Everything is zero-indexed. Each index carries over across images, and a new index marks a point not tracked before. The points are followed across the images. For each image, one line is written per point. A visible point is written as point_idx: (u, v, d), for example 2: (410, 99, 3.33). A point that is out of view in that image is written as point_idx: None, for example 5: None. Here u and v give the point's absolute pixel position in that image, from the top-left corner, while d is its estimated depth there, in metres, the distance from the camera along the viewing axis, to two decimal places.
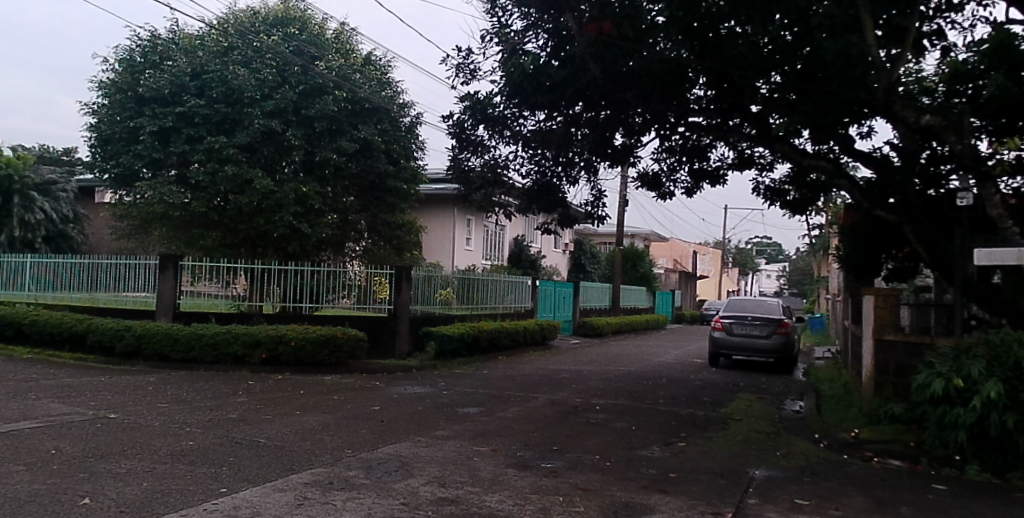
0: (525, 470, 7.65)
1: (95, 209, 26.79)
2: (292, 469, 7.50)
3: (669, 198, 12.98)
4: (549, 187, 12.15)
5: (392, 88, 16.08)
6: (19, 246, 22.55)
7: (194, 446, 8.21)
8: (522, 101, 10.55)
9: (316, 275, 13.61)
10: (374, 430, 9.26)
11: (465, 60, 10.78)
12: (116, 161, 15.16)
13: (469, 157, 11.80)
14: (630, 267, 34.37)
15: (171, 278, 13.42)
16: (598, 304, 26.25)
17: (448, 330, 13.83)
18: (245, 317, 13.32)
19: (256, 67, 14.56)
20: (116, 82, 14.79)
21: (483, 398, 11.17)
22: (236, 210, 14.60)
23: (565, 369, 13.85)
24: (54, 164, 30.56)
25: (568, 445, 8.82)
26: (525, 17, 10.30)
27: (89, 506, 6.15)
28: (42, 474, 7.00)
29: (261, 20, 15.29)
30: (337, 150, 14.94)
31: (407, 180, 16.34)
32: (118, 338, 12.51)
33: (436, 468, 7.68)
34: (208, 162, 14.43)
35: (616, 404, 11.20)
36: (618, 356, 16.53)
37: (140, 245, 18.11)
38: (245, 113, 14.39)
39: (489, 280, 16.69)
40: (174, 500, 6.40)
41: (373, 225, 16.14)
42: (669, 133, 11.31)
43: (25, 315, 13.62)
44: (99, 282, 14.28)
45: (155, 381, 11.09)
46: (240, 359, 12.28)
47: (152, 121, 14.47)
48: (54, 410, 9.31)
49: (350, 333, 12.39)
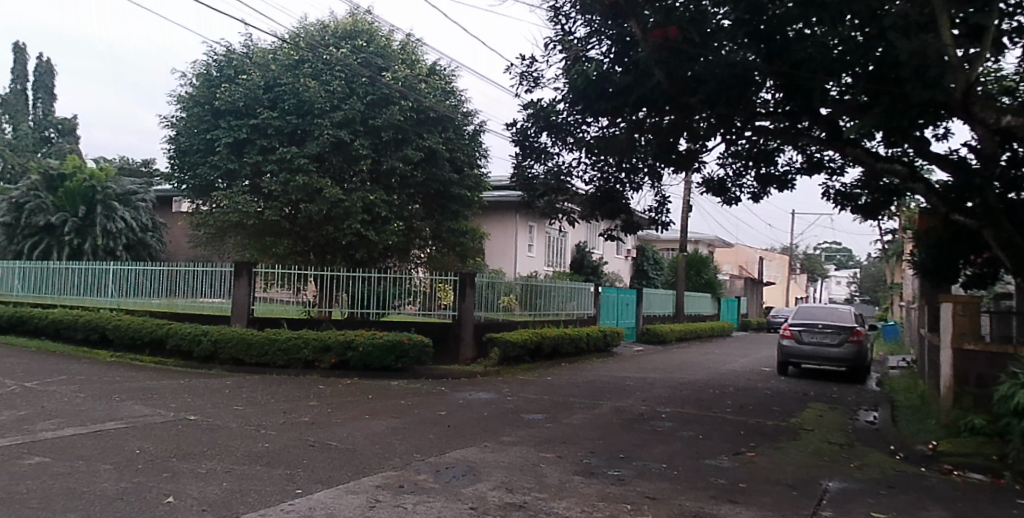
0: (592, 477, 7.64)
1: (173, 217, 27.82)
2: (363, 472, 7.65)
3: (735, 204, 12.81)
4: (612, 193, 12.05)
5: (457, 96, 16.29)
6: (102, 254, 23.51)
7: (268, 448, 8.44)
8: (584, 108, 10.58)
9: (381, 281, 13.85)
10: (442, 435, 9.37)
11: (529, 68, 10.81)
12: (194, 172, 15.73)
13: (532, 165, 11.82)
14: (694, 273, 34.01)
15: (245, 284, 13.79)
16: (662, 311, 26.02)
17: (512, 337, 13.93)
18: (315, 322, 13.64)
19: (326, 79, 14.93)
20: (194, 96, 15.38)
21: (547, 405, 11.17)
22: (307, 218, 14.96)
23: (630, 377, 13.74)
24: (137, 175, 31.85)
25: (635, 453, 8.76)
26: (588, 24, 10.30)
27: (173, 505, 6.39)
28: (130, 473, 7.30)
29: (331, 33, 15.68)
30: (403, 159, 15.16)
31: (471, 188, 16.47)
32: (195, 342, 12.96)
33: (503, 473, 7.75)
34: (280, 172, 14.82)
35: (683, 413, 11.08)
36: (684, 364, 16.34)
37: (215, 252, 18.72)
38: (316, 124, 14.75)
39: (552, 287, 16.70)
40: (253, 500, 6.60)
41: (439, 233, 16.26)
42: (735, 139, 11.18)
43: (108, 319, 14.19)
44: (178, 288, 14.76)
45: (231, 385, 11.45)
46: (311, 363, 12.60)
47: (228, 133, 14.98)
48: (137, 411, 9.70)
49: (416, 339, 12.59)
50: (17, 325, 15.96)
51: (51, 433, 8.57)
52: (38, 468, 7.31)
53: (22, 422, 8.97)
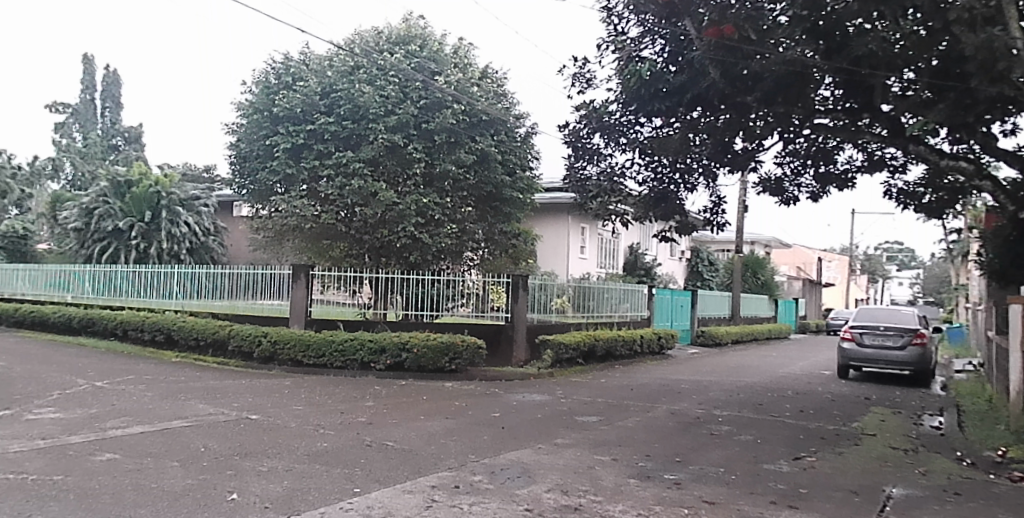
0: (647, 481, 7.58)
1: (233, 221, 28.55)
2: (419, 472, 7.73)
3: (793, 204, 12.58)
4: (666, 194, 11.91)
5: (508, 100, 16.42)
6: (167, 258, 24.20)
7: (327, 447, 8.59)
8: (638, 108, 10.51)
9: (435, 284, 13.97)
10: (496, 437, 9.41)
11: (581, 68, 10.77)
12: (254, 178, 16.14)
13: (585, 166, 11.76)
14: (750, 275, 33.60)
15: (303, 287, 14.06)
16: (717, 313, 25.66)
17: (563, 339, 13.98)
18: (370, 324, 13.84)
19: (381, 84, 15.16)
20: (254, 103, 15.77)
21: (602, 408, 11.12)
22: (362, 222, 15.15)
23: (685, 380, 13.58)
24: (199, 181, 32.76)
25: (691, 457, 8.66)
26: (641, 24, 10.16)
27: (237, 502, 6.55)
28: (195, 470, 7.51)
29: (385, 39, 15.93)
30: (456, 162, 15.27)
31: (523, 190, 16.56)
32: (255, 344, 13.26)
33: (559, 475, 7.74)
34: (336, 176, 15.04)
35: (739, 416, 10.92)
36: (741, 367, 16.09)
37: (275, 256, 19.13)
38: (371, 128, 14.97)
39: (605, 289, 16.63)
40: (313, 498, 6.72)
41: (491, 235, 16.33)
42: (792, 137, 10.99)
43: (173, 321, 14.63)
44: (239, 290, 15.12)
45: (290, 385, 11.70)
46: (367, 365, 12.78)
47: (287, 139, 15.32)
48: (201, 410, 9.98)
49: (470, 341, 12.67)
50: (88, 327, 16.57)
51: (121, 430, 8.89)
52: (110, 464, 7.59)
53: (94, 419, 9.32)
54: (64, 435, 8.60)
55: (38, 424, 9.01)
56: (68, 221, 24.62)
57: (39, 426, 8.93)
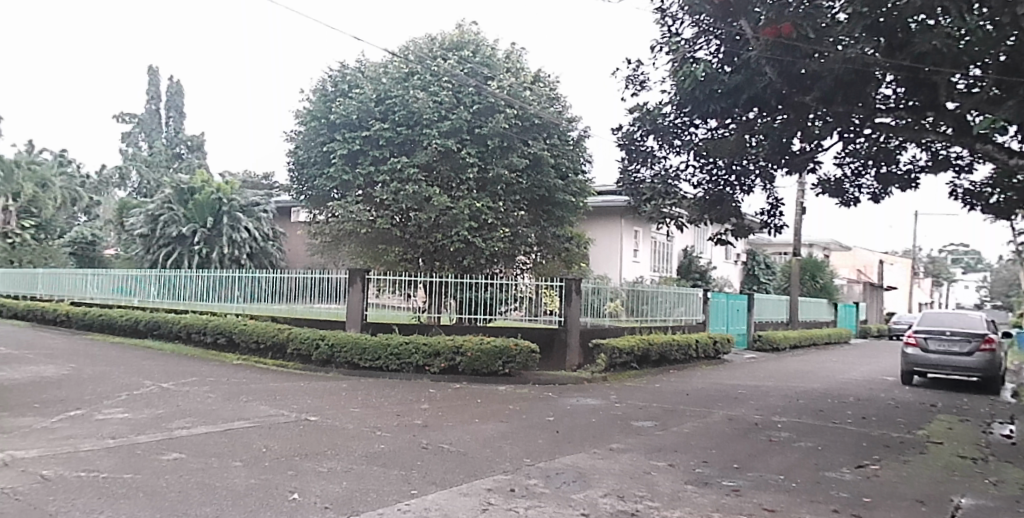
0: (705, 487, 7.48)
1: (291, 227, 29.16)
2: (475, 475, 7.77)
3: (853, 205, 12.31)
4: (722, 196, 11.71)
5: (561, 103, 16.49)
6: (228, 263, 24.85)
7: (383, 449, 8.70)
8: (694, 109, 10.40)
9: (489, 288, 14.03)
10: (551, 441, 9.40)
11: (634, 71, 10.70)
12: (312, 185, 16.50)
13: (639, 170, 11.68)
14: (808, 278, 33.42)
15: (359, 291, 14.24)
16: (774, 317, 25.19)
17: (617, 343, 13.90)
18: (425, 328, 13.95)
19: (435, 90, 15.35)
20: (312, 111, 16.10)
21: (657, 413, 11.01)
22: (417, 226, 15.29)
23: (742, 385, 13.35)
24: (259, 187, 33.55)
25: (750, 464, 8.51)
26: (696, 24, 10.00)
27: (298, 502, 6.68)
28: (258, 470, 7.68)
29: (438, 45, 16.11)
30: (509, 166, 15.29)
31: (576, 194, 16.55)
32: (313, 347, 13.50)
33: (615, 480, 7.69)
34: (391, 182, 15.23)
35: (799, 423, 10.69)
36: (800, 372, 15.77)
37: (331, 260, 19.45)
38: (425, 134, 15.14)
39: (659, 292, 16.48)
40: (372, 499, 6.82)
41: (543, 239, 16.36)
42: (852, 136, 10.76)
43: (234, 324, 14.98)
44: (298, 294, 15.40)
45: (346, 387, 11.88)
46: (422, 368, 12.90)
47: (343, 145, 15.60)
48: (262, 412, 10.20)
49: (523, 345, 12.72)
50: (154, 330, 17.10)
51: (186, 430, 9.14)
52: (176, 463, 7.81)
53: (159, 419, 9.60)
54: (132, 435, 8.88)
55: (108, 424, 9.32)
56: (135, 228, 25.50)
57: (109, 426, 9.23)
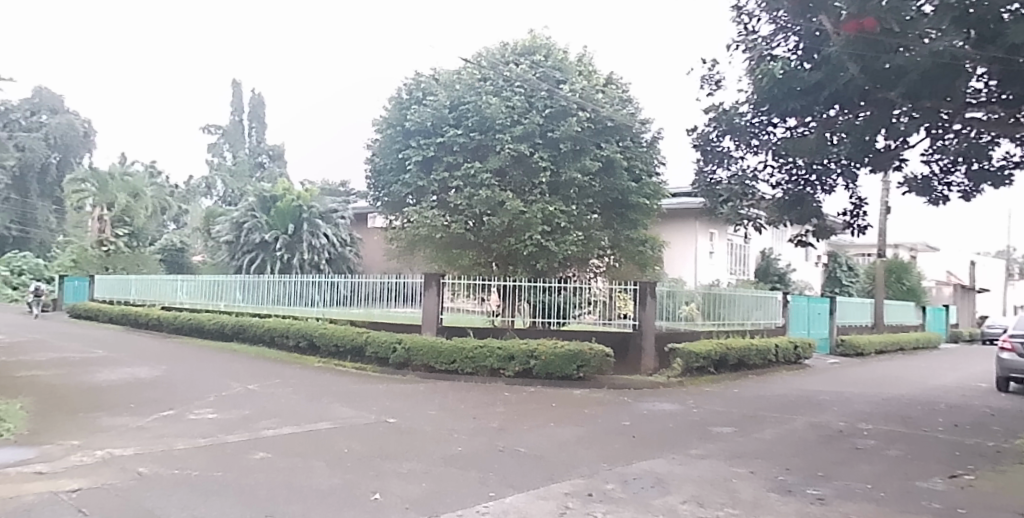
0: (789, 496, 7.29)
1: (368, 232, 29.77)
2: (553, 479, 7.76)
3: (942, 203, 11.80)
4: (803, 198, 11.30)
5: (633, 105, 16.44)
6: (308, 268, 25.59)
7: (460, 451, 8.78)
8: (772, 107, 10.19)
9: (562, 291, 14.07)
10: (628, 446, 9.32)
11: (709, 71, 10.55)
12: (389, 190, 16.99)
13: (715, 170, 11.50)
14: (894, 281, 32.22)
15: (435, 295, 14.41)
16: (858, 320, 24.37)
17: (694, 347, 13.70)
18: (500, 331, 14.06)
19: (507, 96, 15.51)
20: (388, 119, 16.68)
21: (737, 419, 10.79)
22: (490, 231, 15.38)
23: (825, 391, 12.97)
24: (337, 195, 34.49)
25: (835, 472, 8.25)
26: (773, 21, 9.84)
27: (379, 502, 6.81)
28: (341, 470, 7.88)
29: (510, 51, 16.31)
30: (582, 170, 15.22)
31: (650, 196, 16.38)
32: (390, 350, 13.76)
33: (694, 486, 7.57)
34: (465, 187, 15.41)
35: (886, 430, 10.31)
36: (886, 378, 15.21)
37: (408, 265, 19.80)
38: (497, 139, 15.27)
39: (736, 296, 16.20)
40: (451, 500, 6.91)
41: (617, 241, 16.19)
42: (941, 132, 10.31)
43: (314, 328, 15.41)
44: (374, 299, 15.69)
45: (424, 390, 12.07)
46: (496, 372, 13.04)
47: (418, 152, 15.99)
48: (343, 414, 10.45)
49: (598, 349, 12.76)
50: (240, 333, 17.72)
51: (272, 431, 9.45)
52: (263, 462, 8.08)
53: (247, 420, 9.96)
54: (222, 434, 9.24)
55: (199, 424, 9.72)
56: (221, 235, 26.56)
57: (199, 425, 9.62)
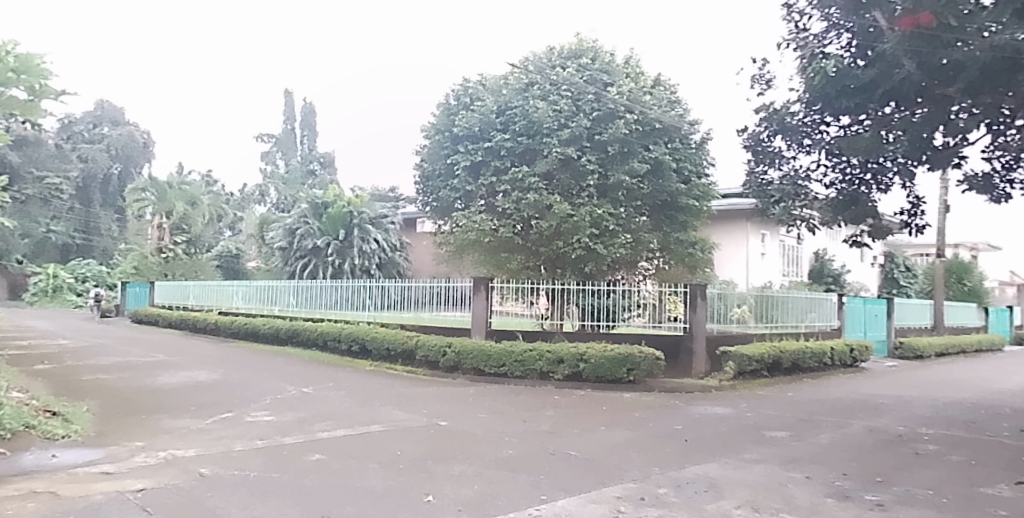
0: (847, 501, 7.14)
1: (417, 237, 30.10)
2: (604, 482, 7.74)
3: (1004, 201, 11.44)
4: (858, 197, 11.05)
5: (681, 106, 16.32)
6: (359, 273, 25.99)
7: (511, 454, 8.81)
8: (825, 105, 10.01)
9: (611, 294, 14.04)
10: (680, 450, 9.24)
11: (760, 70, 10.41)
12: (438, 195, 17.19)
13: (767, 171, 11.34)
14: (955, 281, 31.27)
15: (484, 299, 14.48)
16: (917, 322, 23.72)
17: (746, 351, 13.53)
18: (549, 335, 14.09)
19: (554, 100, 15.56)
20: (437, 125, 16.88)
21: (791, 423, 10.61)
22: (539, 234, 15.38)
23: (883, 394, 12.66)
24: (386, 201, 34.92)
25: (894, 478, 8.05)
26: (825, 18, 9.65)
27: (432, 504, 6.88)
28: (394, 472, 7.99)
29: (557, 54, 16.37)
30: (630, 172, 15.14)
31: (699, 198, 16.22)
32: (441, 354, 13.88)
33: (748, 491, 7.47)
34: (513, 191, 15.48)
35: (948, 435, 10.02)
36: (947, 381, 14.76)
37: (456, 269, 19.95)
38: (545, 142, 15.32)
39: (789, 298, 15.91)
40: (503, 503, 6.95)
41: (666, 243, 16.05)
42: (1002, 128, 9.99)
43: (366, 332, 15.63)
44: (424, 303, 15.84)
45: (474, 393, 12.15)
46: (546, 375, 13.07)
47: (466, 156, 16.14)
48: (394, 416, 10.60)
49: (647, 352, 12.68)
50: (294, 337, 18.08)
51: (327, 433, 9.62)
52: (318, 464, 8.24)
53: (303, 422, 10.17)
54: (279, 436, 9.44)
55: (257, 426, 9.96)
56: (274, 241, 27.16)
57: (256, 427, 9.86)
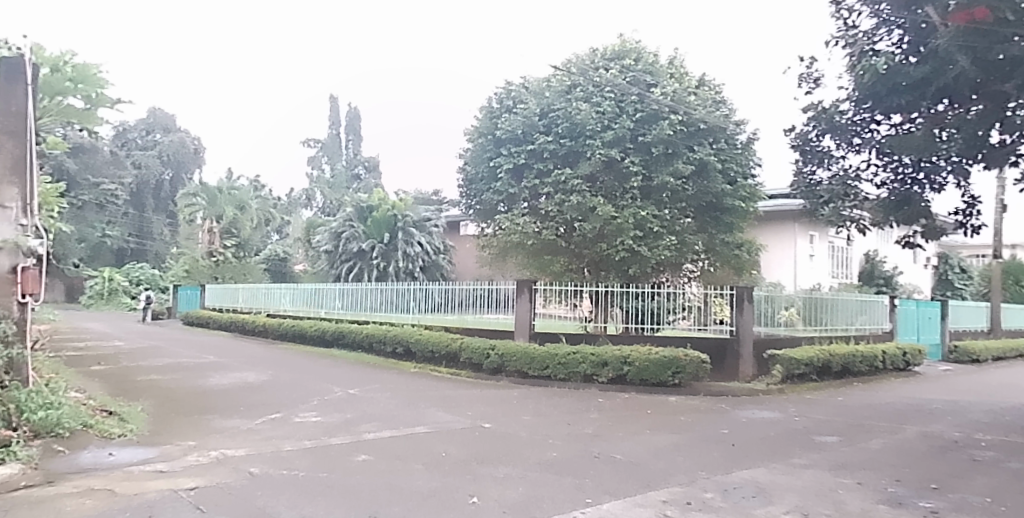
0: (900, 508, 6.96)
1: (461, 240, 30.27)
2: (649, 486, 7.69)
3: None
4: (910, 197, 10.77)
5: (726, 107, 16.13)
6: (404, 275, 26.24)
7: (556, 457, 8.79)
8: (875, 104, 9.79)
9: (656, 297, 13.93)
10: (726, 454, 9.11)
11: (807, 69, 10.24)
12: (481, 199, 17.27)
13: (815, 171, 11.13)
14: (1013, 283, 30.29)
15: (527, 301, 14.48)
16: (973, 326, 23.04)
17: (794, 354, 13.32)
18: (592, 338, 14.05)
19: (597, 101, 15.49)
20: (479, 128, 16.94)
21: (841, 428, 10.39)
22: (582, 236, 15.33)
23: (938, 399, 12.32)
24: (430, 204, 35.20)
25: (950, 485, 7.82)
26: (875, 14, 9.46)
27: (477, 505, 6.91)
28: (439, 473, 8.03)
29: (600, 56, 16.31)
30: (674, 174, 15.01)
31: (745, 199, 16.00)
32: (484, 356, 13.93)
33: (798, 497, 7.34)
34: (556, 193, 15.44)
35: (1007, 441, 9.70)
36: (1006, 386, 14.28)
37: (499, 272, 20.03)
38: (588, 144, 15.26)
39: (838, 300, 15.62)
40: (548, 506, 6.94)
41: (711, 246, 15.88)
42: None
43: (410, 334, 15.78)
44: (467, 305, 15.92)
45: (518, 395, 12.16)
46: (590, 378, 13.02)
47: (509, 159, 16.16)
48: (439, 418, 10.67)
49: (693, 355, 12.55)
50: (339, 339, 18.33)
51: (372, 434, 9.73)
52: (365, 464, 8.34)
53: (349, 423, 10.30)
54: (326, 437, 9.58)
55: (305, 427, 10.11)
56: (321, 244, 27.61)
57: (304, 428, 10.01)
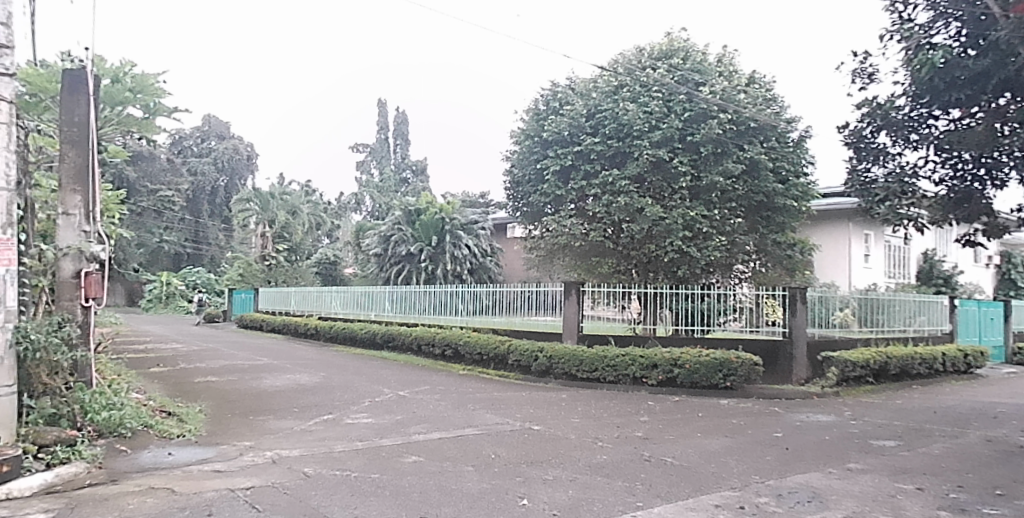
0: (964, 515, 6.75)
1: (508, 242, 30.36)
2: (701, 490, 7.60)
3: None
4: (970, 194, 10.42)
5: (777, 104, 15.86)
6: (452, 278, 26.44)
7: (605, 460, 8.74)
8: (933, 98, 9.50)
9: (706, 298, 13.72)
10: (780, 458, 8.95)
11: (861, 64, 9.99)
12: (527, 201, 17.29)
13: (870, 169, 10.82)
14: None
15: (575, 303, 14.44)
16: None
17: (849, 356, 13.06)
18: (642, 340, 13.95)
19: (644, 101, 15.35)
20: (526, 130, 16.94)
21: (900, 432, 10.12)
22: (630, 238, 15.24)
23: (1002, 403, 11.90)
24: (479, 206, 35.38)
25: (1016, 491, 7.55)
26: (932, 7, 9.19)
27: (527, 507, 6.92)
28: (489, 475, 8.06)
29: (647, 55, 16.17)
30: (723, 173, 14.82)
31: (798, 197, 15.70)
32: (533, 358, 13.94)
33: (855, 502, 7.17)
34: (603, 194, 15.37)
35: None
36: None
37: (546, 274, 20.02)
38: (636, 145, 15.15)
39: (895, 300, 15.22)
40: (598, 509, 6.91)
41: (763, 246, 15.63)
42: None
43: (459, 337, 15.89)
44: (515, 307, 15.95)
45: (567, 398, 12.15)
46: (640, 380, 12.92)
47: (556, 161, 16.14)
48: (489, 420, 10.71)
49: (744, 357, 12.38)
50: (389, 342, 18.57)
51: (422, 435, 9.82)
52: (416, 465, 8.42)
53: (400, 425, 10.41)
54: (377, 438, 9.70)
55: (356, 428, 10.26)
56: (371, 247, 27.99)
57: (356, 429, 10.15)
